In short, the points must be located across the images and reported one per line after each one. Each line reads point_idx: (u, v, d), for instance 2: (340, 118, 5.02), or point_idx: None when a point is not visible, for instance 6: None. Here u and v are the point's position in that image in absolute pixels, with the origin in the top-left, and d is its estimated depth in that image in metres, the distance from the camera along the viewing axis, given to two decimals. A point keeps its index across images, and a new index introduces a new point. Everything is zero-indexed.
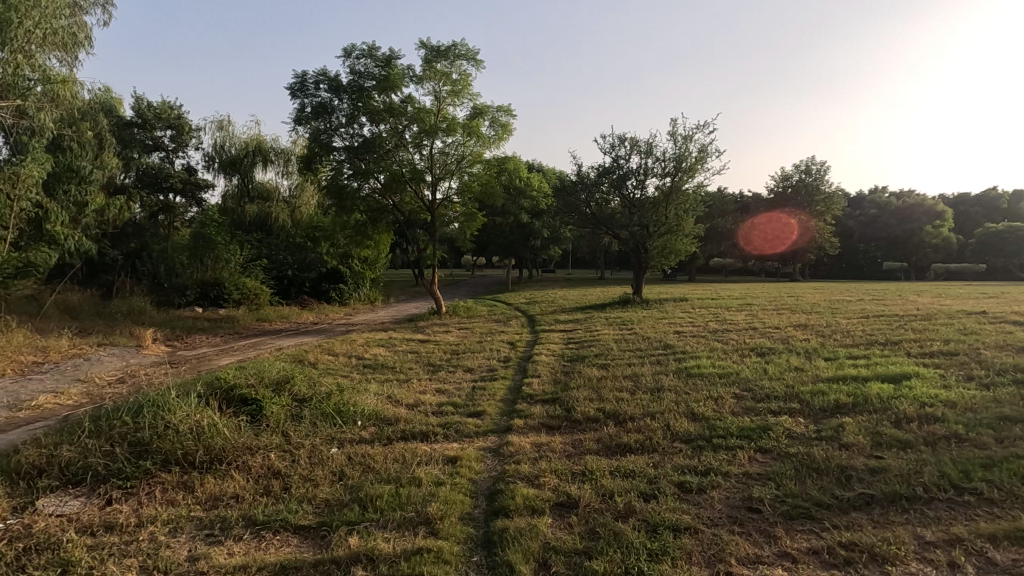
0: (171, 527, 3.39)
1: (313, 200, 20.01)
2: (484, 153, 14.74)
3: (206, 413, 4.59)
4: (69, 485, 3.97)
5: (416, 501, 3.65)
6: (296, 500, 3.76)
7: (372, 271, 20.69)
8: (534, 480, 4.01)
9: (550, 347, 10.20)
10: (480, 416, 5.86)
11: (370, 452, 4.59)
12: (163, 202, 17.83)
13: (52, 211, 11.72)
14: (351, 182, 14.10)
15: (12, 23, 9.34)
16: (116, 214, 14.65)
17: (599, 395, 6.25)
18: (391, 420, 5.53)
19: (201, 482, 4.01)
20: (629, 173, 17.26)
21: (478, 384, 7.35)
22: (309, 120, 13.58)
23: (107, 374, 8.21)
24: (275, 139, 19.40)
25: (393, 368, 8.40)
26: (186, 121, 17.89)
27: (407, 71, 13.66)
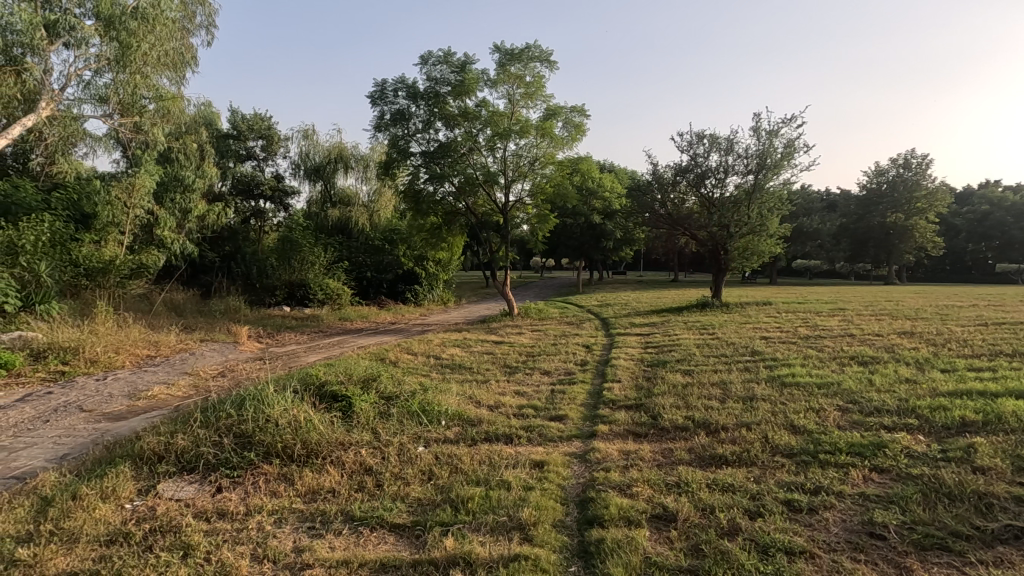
0: (276, 518, 3.55)
1: (391, 204, 20.68)
2: (557, 154, 14.63)
3: (303, 408, 4.79)
4: (184, 471, 4.26)
5: (507, 505, 3.60)
6: (390, 498, 3.82)
7: (445, 273, 21.12)
8: (626, 489, 3.86)
9: (628, 351, 9.93)
10: (562, 420, 5.76)
11: (457, 452, 4.61)
12: (254, 208, 19.07)
13: (162, 218, 12.97)
14: (427, 187, 14.40)
15: (133, 48, 10.28)
16: (215, 220, 15.83)
17: (686, 403, 5.96)
18: (474, 421, 5.54)
19: (300, 475, 4.17)
20: (708, 172, 16.51)
21: (557, 388, 7.24)
22: (388, 127, 14.07)
23: (211, 368, 8.83)
24: (356, 146, 20.29)
25: (471, 369, 8.46)
26: (275, 131, 18.96)
27: (481, 75, 13.80)
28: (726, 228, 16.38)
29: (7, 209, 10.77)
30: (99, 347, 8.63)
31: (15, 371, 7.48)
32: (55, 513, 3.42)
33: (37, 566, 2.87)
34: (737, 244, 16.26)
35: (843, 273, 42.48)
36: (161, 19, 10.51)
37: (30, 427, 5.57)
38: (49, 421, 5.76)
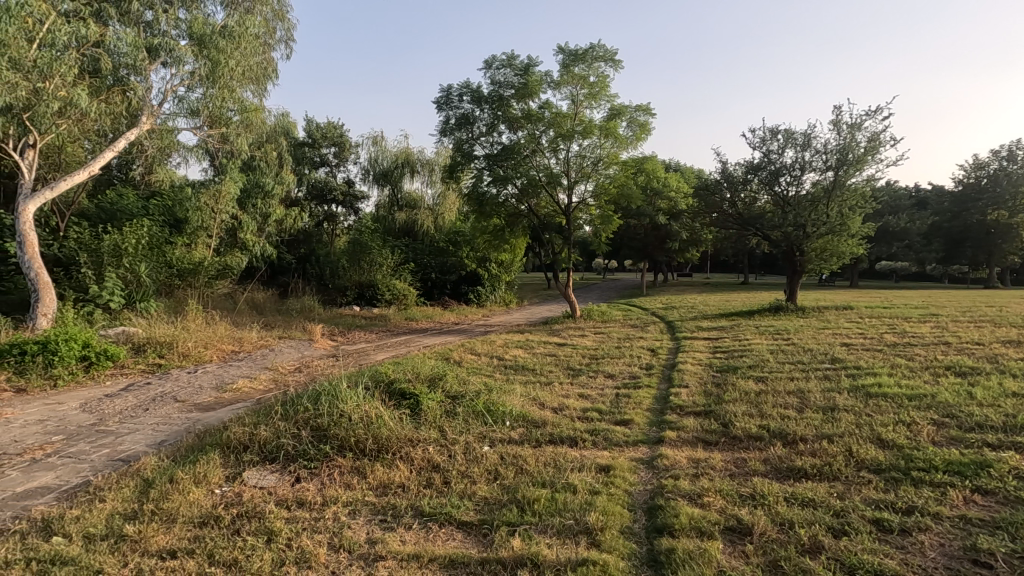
0: (350, 509, 3.70)
1: (455, 207, 21.09)
2: (621, 154, 14.41)
3: (373, 404, 4.96)
4: (266, 461, 4.51)
5: (574, 508, 3.58)
6: (457, 496, 3.89)
7: (507, 275, 21.26)
8: (697, 499, 3.73)
9: (695, 355, 9.61)
10: (628, 425, 5.65)
11: (522, 453, 4.62)
12: (327, 212, 19.99)
13: (245, 222, 13.92)
14: (490, 189, 14.55)
15: (222, 64, 11.00)
16: (292, 224, 16.72)
17: (760, 412, 5.69)
18: (538, 423, 5.54)
19: (372, 469, 4.33)
20: (782, 169, 15.71)
21: (622, 391, 7.11)
22: (453, 131, 14.35)
23: (288, 364, 9.33)
24: (421, 151, 20.88)
25: (533, 371, 8.47)
26: (346, 138, 19.81)
27: (545, 77, 13.80)
28: (802, 228, 15.31)
29: (114, 215, 12.15)
30: (190, 342, 9.32)
31: (120, 362, 8.22)
32: (156, 494, 3.72)
33: (141, 542, 3.13)
34: (814, 244, 15.39)
35: (934, 276, 39.19)
36: (245, 36, 11.14)
37: (133, 414, 6.09)
38: (149, 409, 6.28)
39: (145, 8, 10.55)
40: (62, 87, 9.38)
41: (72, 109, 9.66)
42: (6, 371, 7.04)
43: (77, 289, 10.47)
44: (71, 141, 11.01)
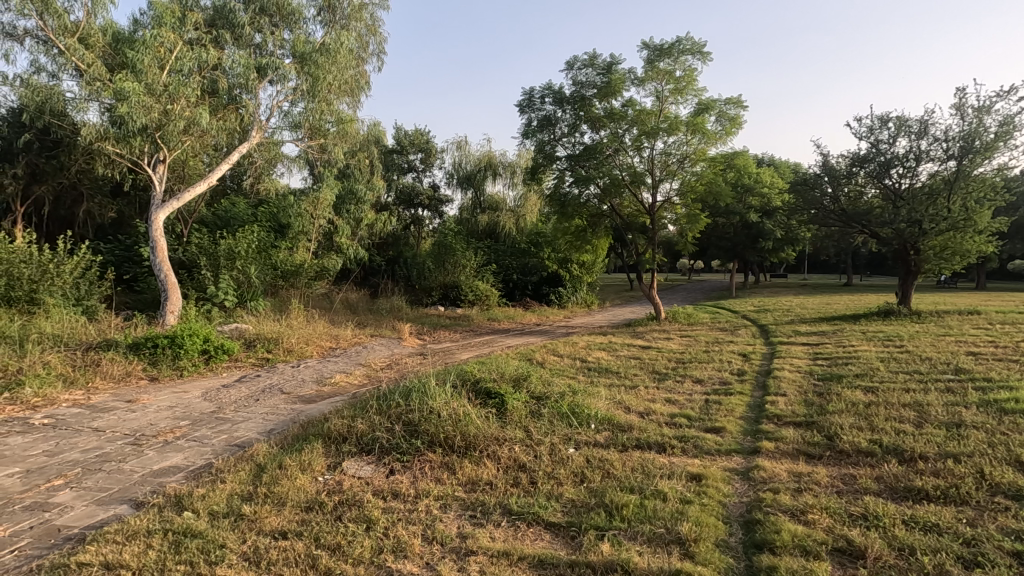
0: (441, 503, 3.82)
1: (536, 208, 21.19)
2: (709, 149, 13.81)
3: (461, 403, 5.09)
4: (363, 452, 4.75)
5: (664, 516, 3.48)
6: (544, 496, 3.90)
7: (589, 276, 21.02)
8: (799, 515, 3.50)
9: (793, 362, 9.01)
10: (720, 433, 5.40)
11: (608, 457, 4.56)
12: (414, 216, 20.78)
13: (340, 227, 14.84)
14: (572, 190, 14.46)
15: (320, 79, 11.74)
16: (382, 228, 17.55)
17: (870, 425, 5.23)
18: (624, 427, 5.44)
19: (461, 465, 4.44)
20: (894, 160, 14.36)
21: (712, 398, 6.80)
22: (535, 133, 14.42)
23: (380, 361, 9.81)
24: (504, 154, 21.19)
25: (617, 373, 8.31)
26: (432, 144, 20.51)
27: (628, 74, 13.52)
28: (918, 224, 13.86)
29: (229, 222, 13.39)
30: (294, 339, 10.04)
31: (234, 355, 9.02)
32: (268, 478, 4.04)
33: (257, 522, 3.41)
34: (933, 241, 13.91)
35: None
36: (342, 51, 11.80)
37: (246, 404, 6.67)
38: (259, 400, 6.85)
39: (255, 31, 11.50)
40: (187, 108, 10.44)
41: (196, 127, 10.72)
42: (142, 361, 7.94)
43: (198, 290, 11.62)
44: (193, 156, 12.21)
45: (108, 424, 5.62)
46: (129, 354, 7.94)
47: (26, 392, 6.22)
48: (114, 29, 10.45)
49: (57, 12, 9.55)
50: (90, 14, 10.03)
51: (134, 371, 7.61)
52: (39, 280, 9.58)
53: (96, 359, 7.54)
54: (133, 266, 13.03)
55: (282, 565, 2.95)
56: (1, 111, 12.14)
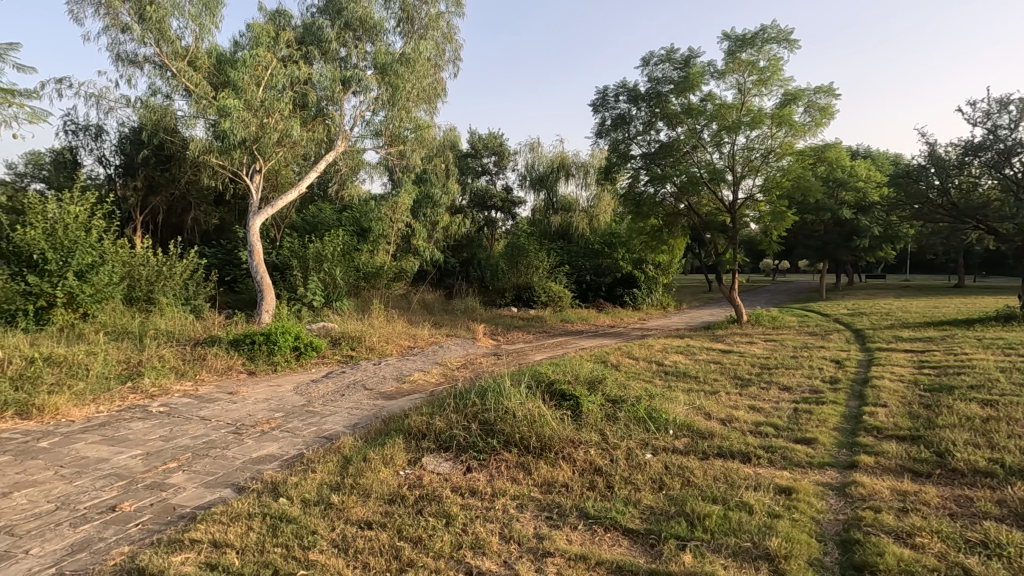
0: (518, 503, 3.85)
1: (610, 209, 20.86)
2: (796, 142, 13.03)
3: (536, 403, 5.10)
4: (441, 448, 4.86)
5: (750, 529, 3.31)
6: (621, 501, 3.83)
7: (665, 277, 20.41)
8: (905, 538, 3.21)
9: (894, 370, 8.29)
10: (811, 444, 5.07)
11: (689, 464, 4.40)
12: (487, 218, 21.09)
13: (417, 230, 15.39)
14: (648, 189, 14.12)
15: (400, 88, 12.20)
16: (457, 230, 17.95)
17: (989, 442, 4.71)
18: (704, 434, 5.22)
19: (537, 466, 4.45)
20: (1016, 147, 12.86)
21: (801, 406, 6.38)
22: (609, 132, 14.21)
23: (456, 360, 10.04)
24: (577, 154, 21.04)
25: (697, 378, 8.00)
26: (506, 147, 20.77)
27: (707, 67, 13.02)
28: None
29: (317, 227, 14.42)
30: (375, 338, 10.48)
31: (321, 352, 9.57)
32: (353, 470, 4.24)
33: (345, 511, 3.59)
34: None
35: None
36: (419, 60, 12.19)
37: (333, 398, 7.05)
38: (345, 395, 7.22)
39: (341, 46, 12.12)
40: (280, 121, 11.21)
41: (288, 138, 11.49)
42: (241, 356, 8.59)
43: (290, 290, 12.44)
44: (285, 166, 13.07)
45: (214, 414, 6.14)
46: (230, 350, 8.63)
47: (145, 381, 6.91)
48: (218, 52, 11.39)
49: (171, 39, 10.56)
50: (198, 39, 11.01)
51: (234, 365, 8.25)
52: (154, 281, 10.63)
53: (203, 353, 8.25)
54: (233, 269, 14.15)
55: (368, 554, 3.08)
56: (125, 130, 13.56)
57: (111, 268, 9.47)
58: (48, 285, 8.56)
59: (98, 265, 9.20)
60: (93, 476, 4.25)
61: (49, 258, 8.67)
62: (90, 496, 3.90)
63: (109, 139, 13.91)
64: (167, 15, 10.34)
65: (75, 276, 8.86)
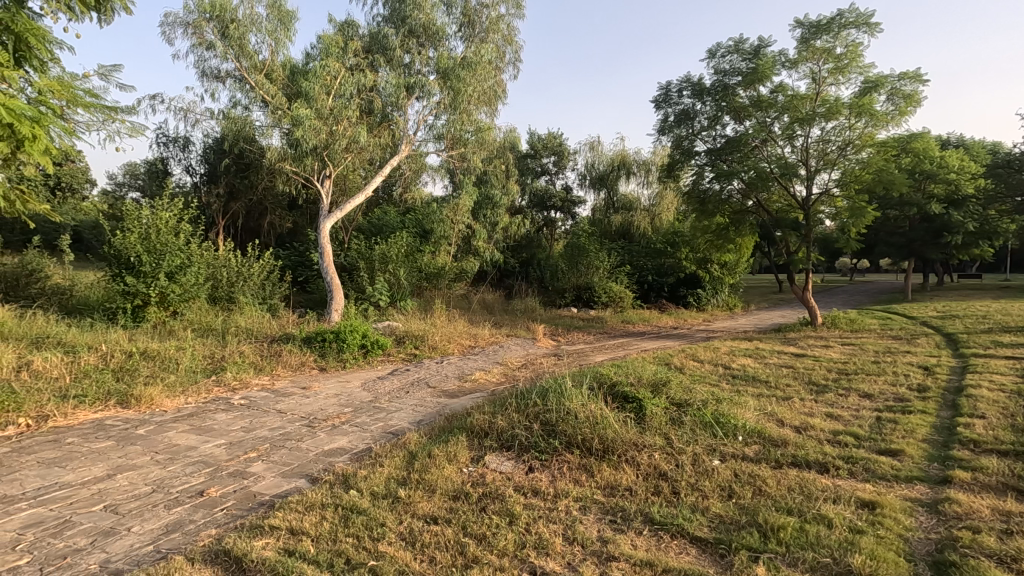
0: (581, 505, 3.81)
1: (673, 207, 20.32)
2: (877, 133, 12.21)
3: (599, 405, 5.03)
4: (503, 447, 4.89)
5: (830, 544, 3.12)
6: (688, 508, 3.72)
7: (732, 277, 19.64)
8: (1010, 563, 2.92)
9: (993, 378, 7.59)
10: (896, 456, 4.73)
11: (760, 473, 4.21)
12: (546, 218, 21.09)
13: (478, 231, 15.62)
14: (713, 186, 13.65)
15: (461, 91, 12.40)
16: (516, 231, 18.03)
17: None
18: (776, 442, 4.97)
19: (600, 469, 4.39)
20: None
21: (885, 415, 5.96)
22: (672, 128, 13.86)
23: (516, 360, 10.11)
24: (638, 152, 20.63)
25: (767, 383, 7.64)
26: (565, 146, 20.70)
27: (778, 57, 12.42)
28: None
29: (382, 230, 14.86)
30: (438, 337, 10.71)
31: (387, 350, 9.88)
32: (419, 466, 4.35)
33: (411, 506, 3.69)
34: None
35: None
36: (480, 63, 12.36)
37: (399, 395, 7.27)
38: (409, 392, 7.43)
39: (405, 53, 12.48)
40: (348, 128, 11.69)
41: (356, 144, 11.96)
42: (313, 353, 9.00)
43: (357, 290, 12.94)
44: (353, 171, 13.60)
45: (289, 407, 6.48)
46: (303, 346, 9.08)
47: (227, 375, 7.36)
48: (292, 64, 12.01)
49: (250, 54, 11.23)
50: (274, 53, 11.65)
51: (307, 362, 8.66)
52: (235, 282, 11.33)
53: (278, 350, 8.72)
54: (306, 270, 14.87)
55: (434, 548, 3.15)
56: (209, 141, 14.56)
57: (197, 269, 10.17)
58: (143, 286, 9.33)
59: (186, 267, 9.92)
60: (183, 462, 4.59)
61: (143, 261, 9.47)
62: (181, 481, 4.21)
63: (195, 150, 14.96)
64: (246, 32, 11.02)
65: (166, 277, 9.58)
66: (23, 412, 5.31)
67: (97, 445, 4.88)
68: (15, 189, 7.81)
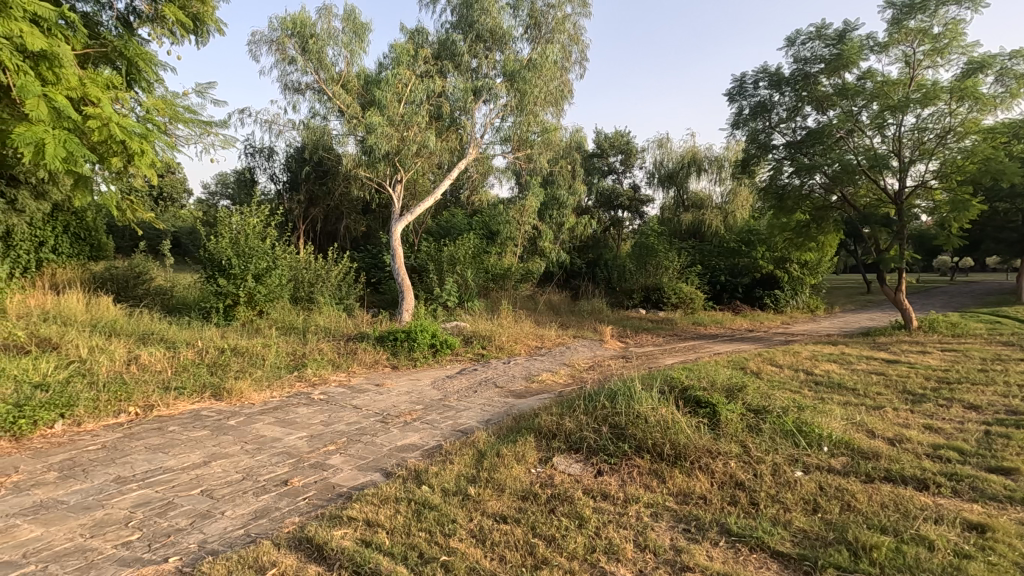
0: (652, 511, 3.72)
1: (748, 204, 19.41)
2: (983, 119, 11.10)
3: (670, 409, 4.88)
4: (571, 449, 4.85)
5: (931, 568, 2.87)
6: (768, 521, 3.53)
7: (813, 277, 18.52)
8: None
9: None
10: (1009, 475, 4.26)
11: (849, 487, 3.93)
12: (613, 218, 20.78)
13: (544, 232, 15.65)
14: (793, 181, 12.92)
15: (528, 93, 12.45)
16: (583, 231, 17.84)
17: None
18: (867, 454, 4.62)
19: (671, 475, 4.26)
20: None
21: (995, 429, 5.39)
22: (747, 122, 13.27)
23: (583, 361, 10.01)
24: (710, 148, 19.88)
25: (855, 391, 7.12)
26: (633, 144, 20.29)
27: (866, 41, 11.58)
28: None
29: (450, 232, 15.19)
30: (504, 338, 10.81)
31: (455, 350, 10.08)
32: (488, 465, 4.39)
33: (481, 503, 3.74)
34: None
35: None
36: (546, 64, 12.34)
37: (467, 394, 7.39)
38: (478, 391, 7.54)
39: (472, 57, 12.70)
40: (418, 133, 12.04)
41: (425, 149, 12.29)
42: (386, 351, 9.32)
43: (427, 291, 13.30)
44: (422, 175, 13.99)
45: (364, 403, 6.75)
46: (376, 345, 9.42)
47: (307, 371, 7.77)
48: (366, 74, 12.52)
49: (328, 66, 11.82)
50: (349, 64, 12.19)
51: (380, 360, 8.98)
52: (314, 283, 11.97)
53: (354, 348, 9.10)
54: (378, 271, 15.46)
55: (504, 547, 3.17)
56: (291, 150, 15.47)
57: (280, 271, 10.82)
58: (233, 286, 10.05)
59: (271, 269, 10.59)
60: (270, 453, 4.90)
61: (233, 264, 10.18)
62: (268, 470, 4.49)
63: (278, 159, 15.95)
64: (324, 46, 11.61)
65: (253, 278, 10.27)
66: (132, 401, 5.86)
67: (195, 434, 5.30)
68: (126, 199, 8.63)
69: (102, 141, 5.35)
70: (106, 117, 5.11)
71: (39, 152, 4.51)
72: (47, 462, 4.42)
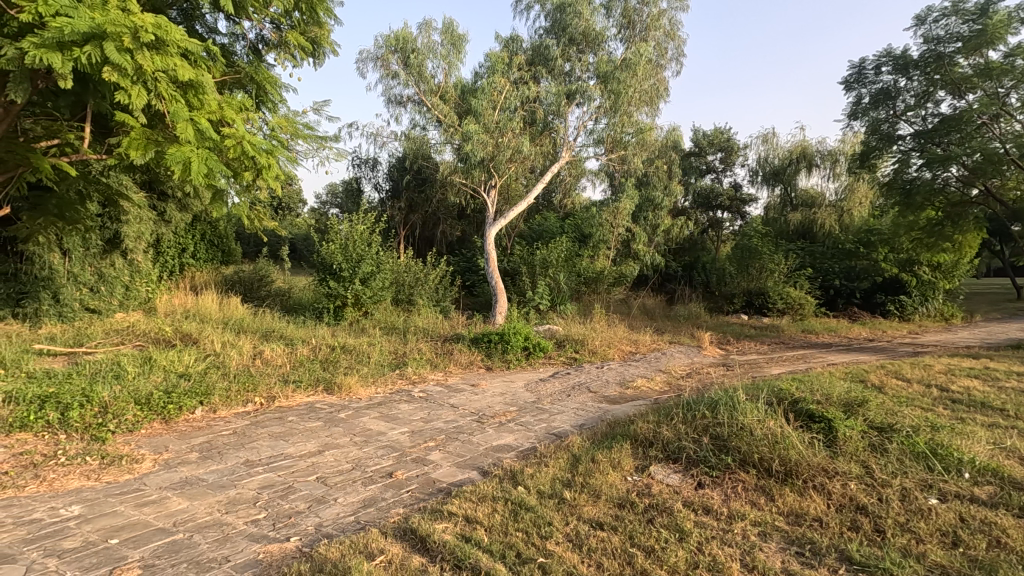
0: (760, 530, 3.50)
1: (867, 200, 17.69)
2: None
3: (779, 423, 4.55)
4: (669, 459, 4.67)
5: None
6: (898, 551, 3.19)
7: (948, 282, 16.46)
8: None
9: None
10: None
11: (998, 521, 3.45)
12: (711, 218, 19.93)
13: (637, 234, 15.38)
14: (922, 174, 11.62)
15: (622, 93, 12.23)
16: (679, 233, 17.23)
17: None
18: (1020, 485, 4.02)
19: (781, 492, 3.98)
20: None
21: None
22: (867, 111, 12.14)
23: (680, 368, 9.64)
24: (822, 141, 18.42)
25: (1003, 412, 6.23)
26: (734, 141, 19.31)
27: (1015, 13, 10.16)
28: None
29: (543, 236, 15.28)
30: (597, 342, 10.68)
31: (548, 353, 10.10)
32: (583, 470, 4.35)
33: (576, 508, 3.71)
34: None
35: None
36: (641, 63, 12.12)
37: (561, 398, 7.39)
38: (571, 395, 7.51)
39: (566, 61, 12.72)
40: (513, 138, 12.25)
41: (519, 154, 12.46)
42: (481, 353, 9.56)
43: (519, 294, 13.47)
44: (515, 181, 14.19)
45: (461, 403, 6.96)
46: (471, 346, 9.69)
47: (408, 369, 8.15)
48: (462, 84, 12.94)
49: (427, 78, 12.40)
50: (448, 75, 12.67)
51: (475, 361, 9.22)
52: (414, 285, 12.53)
53: (450, 349, 9.42)
54: (473, 275, 15.91)
55: (601, 554, 3.13)
56: (393, 160, 16.38)
57: (384, 274, 11.47)
58: (342, 288, 10.81)
59: (376, 272, 11.23)
60: (375, 446, 5.19)
61: (343, 268, 10.97)
62: (375, 462, 4.77)
63: (382, 169, 16.94)
64: (424, 59, 12.18)
65: (360, 281, 10.96)
66: (257, 392, 6.44)
67: (310, 424, 5.75)
68: (254, 209, 9.60)
69: (236, 158, 5.98)
70: (240, 136, 5.70)
71: (186, 169, 5.14)
72: (190, 443, 4.99)
